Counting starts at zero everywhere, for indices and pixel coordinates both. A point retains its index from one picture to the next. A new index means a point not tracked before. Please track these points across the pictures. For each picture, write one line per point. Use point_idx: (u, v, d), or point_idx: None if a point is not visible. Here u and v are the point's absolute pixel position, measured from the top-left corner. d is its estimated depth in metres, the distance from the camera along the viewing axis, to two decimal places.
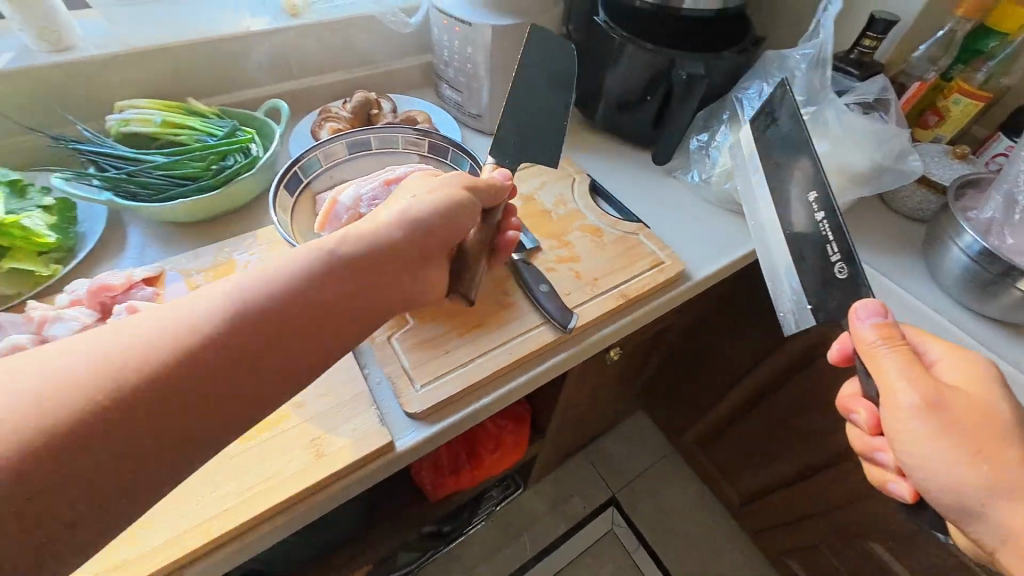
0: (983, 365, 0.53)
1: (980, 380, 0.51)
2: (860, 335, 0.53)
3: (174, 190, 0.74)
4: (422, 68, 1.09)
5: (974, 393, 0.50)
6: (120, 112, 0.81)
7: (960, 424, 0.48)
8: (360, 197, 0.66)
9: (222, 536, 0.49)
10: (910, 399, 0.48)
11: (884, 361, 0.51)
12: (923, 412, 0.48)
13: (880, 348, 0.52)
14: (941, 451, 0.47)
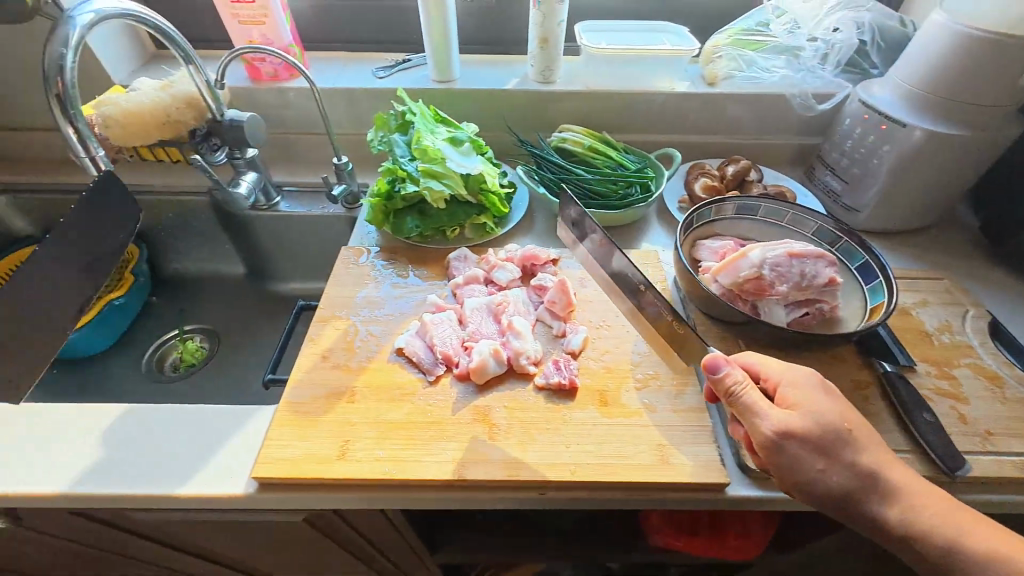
0: (799, 372, 0.59)
1: (806, 391, 0.57)
2: (720, 384, 0.57)
3: (586, 201, 0.94)
4: (796, 147, 1.12)
5: (799, 411, 0.56)
6: (561, 133, 1.06)
7: (810, 439, 0.55)
8: (765, 260, 0.68)
9: (583, 481, 0.60)
10: (768, 429, 0.55)
11: (751, 397, 0.56)
12: (778, 434, 0.55)
13: (736, 392, 0.57)
14: (820, 463, 0.54)
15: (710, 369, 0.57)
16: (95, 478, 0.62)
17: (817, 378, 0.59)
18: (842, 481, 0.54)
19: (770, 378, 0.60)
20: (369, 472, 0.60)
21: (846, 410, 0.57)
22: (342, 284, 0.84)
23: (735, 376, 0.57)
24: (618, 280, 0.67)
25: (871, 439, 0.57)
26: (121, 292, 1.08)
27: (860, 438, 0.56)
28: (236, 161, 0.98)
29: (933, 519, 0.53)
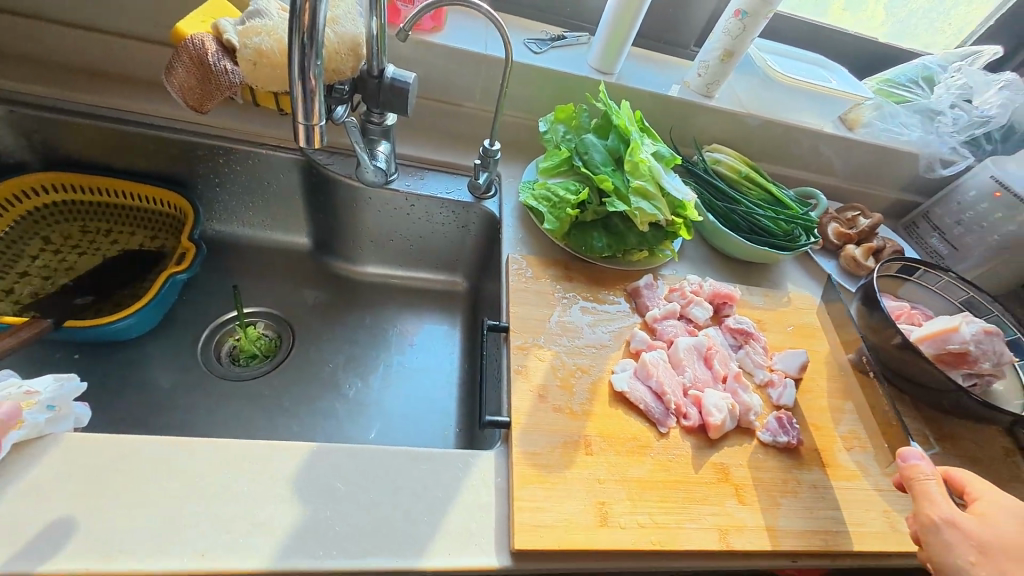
0: (1002, 499, 0.57)
1: (1002, 511, 0.55)
2: (904, 469, 0.59)
3: (752, 237, 0.92)
4: (896, 202, 1.18)
5: (995, 524, 0.54)
6: (712, 152, 1.01)
7: (987, 549, 0.52)
8: (974, 338, 0.72)
9: (834, 550, 0.60)
10: (937, 517, 0.54)
11: (932, 490, 0.57)
12: (945, 524, 0.54)
13: (914, 479, 0.58)
14: (974, 561, 0.52)
15: (898, 454, 0.60)
16: (304, 548, 0.48)
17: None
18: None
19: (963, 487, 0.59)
20: (639, 543, 0.54)
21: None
22: (523, 303, 0.73)
23: (921, 469, 0.58)
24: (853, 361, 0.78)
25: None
26: (185, 265, 0.84)
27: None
28: (369, 126, 0.80)
29: None
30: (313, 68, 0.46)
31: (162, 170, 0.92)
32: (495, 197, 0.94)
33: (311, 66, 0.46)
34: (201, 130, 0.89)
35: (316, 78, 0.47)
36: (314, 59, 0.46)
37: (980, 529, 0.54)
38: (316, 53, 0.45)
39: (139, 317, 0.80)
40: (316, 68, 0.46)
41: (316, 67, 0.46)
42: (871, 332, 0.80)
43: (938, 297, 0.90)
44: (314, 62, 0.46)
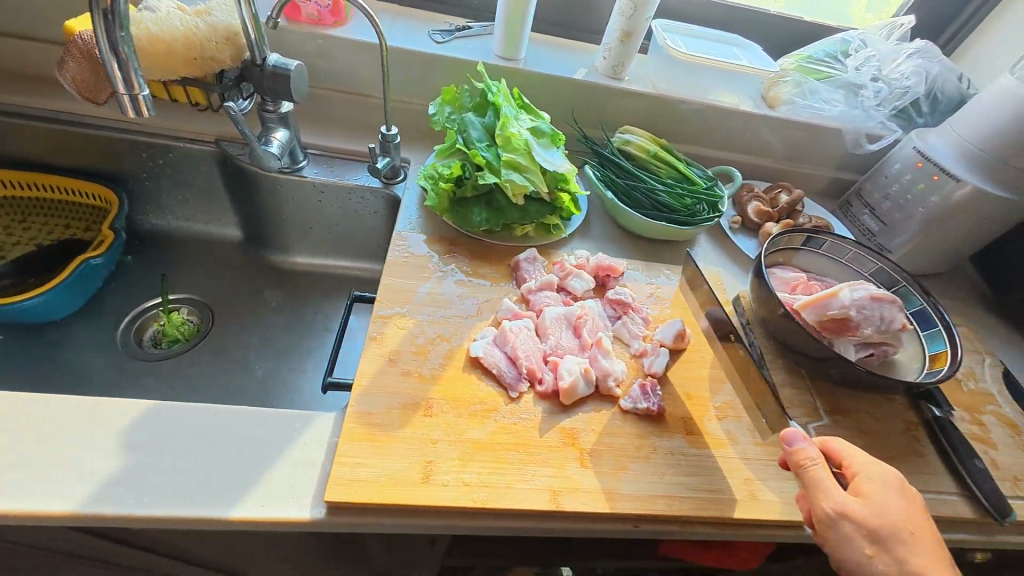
0: (879, 467, 0.58)
1: (881, 486, 0.56)
2: (793, 456, 0.56)
3: (653, 213, 0.91)
4: (831, 181, 1.15)
5: (877, 502, 0.55)
6: (622, 133, 1.01)
7: (874, 531, 0.53)
8: (853, 303, 0.70)
9: (678, 515, 0.59)
10: (829, 509, 0.53)
11: (821, 478, 0.54)
12: (838, 516, 0.53)
13: (805, 470, 0.55)
14: (863, 545, 0.53)
15: (785, 441, 0.56)
16: (118, 494, 0.51)
17: (893, 475, 0.58)
18: (881, 564, 0.53)
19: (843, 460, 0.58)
20: (460, 500, 0.54)
21: (908, 506, 0.56)
22: (396, 276, 0.75)
23: (809, 456, 0.55)
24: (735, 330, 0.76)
25: (915, 525, 0.55)
26: (100, 252, 0.92)
27: (908, 530, 0.55)
28: (266, 114, 0.84)
29: None
30: (119, 38, 0.49)
31: (93, 166, 0.98)
32: (403, 181, 0.96)
33: (117, 37, 0.49)
34: (122, 127, 0.95)
35: (125, 50, 0.50)
36: (119, 30, 0.49)
37: (864, 509, 0.54)
38: (119, 25, 0.48)
39: (51, 295, 0.87)
40: (122, 39, 0.49)
41: (122, 37, 0.49)
42: (762, 304, 0.77)
43: (850, 270, 0.86)
44: (119, 33, 0.49)
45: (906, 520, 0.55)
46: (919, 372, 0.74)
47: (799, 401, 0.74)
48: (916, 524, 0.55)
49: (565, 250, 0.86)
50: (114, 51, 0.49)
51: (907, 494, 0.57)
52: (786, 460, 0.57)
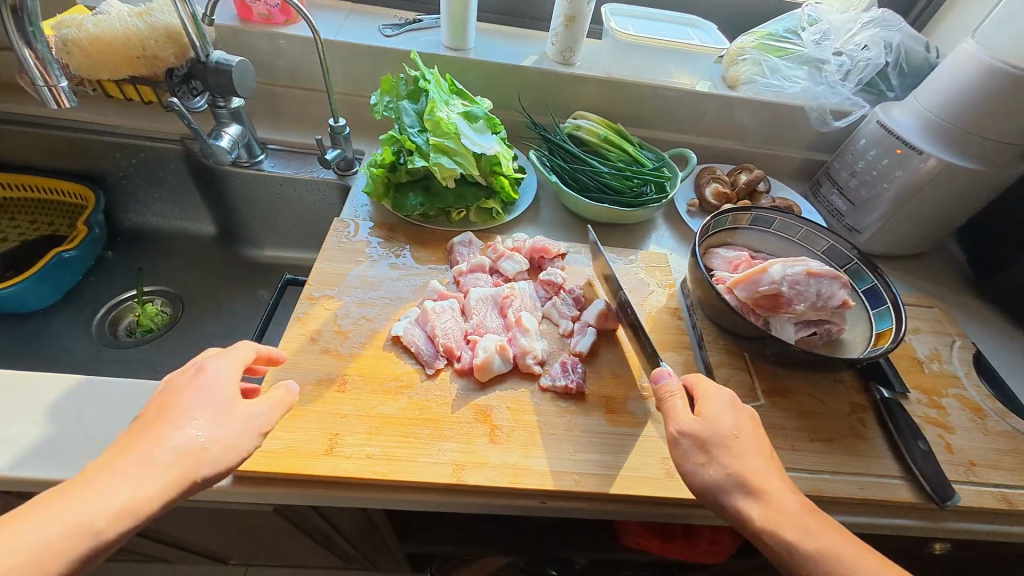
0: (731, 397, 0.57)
1: (725, 408, 0.55)
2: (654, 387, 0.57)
3: (598, 196, 0.90)
4: (803, 162, 1.11)
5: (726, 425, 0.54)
6: (575, 118, 1.00)
7: (710, 447, 0.52)
8: (785, 278, 0.67)
9: (586, 492, 0.58)
10: (674, 429, 0.53)
11: (671, 403, 0.55)
12: (680, 434, 0.53)
13: (660, 395, 0.56)
14: (700, 459, 0.52)
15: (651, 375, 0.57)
16: (36, 460, 0.54)
17: (735, 400, 0.57)
18: (718, 480, 0.51)
19: (691, 387, 0.58)
20: (358, 472, 0.55)
21: (751, 428, 0.55)
22: (330, 260, 0.76)
23: (669, 386, 0.56)
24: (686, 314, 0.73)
25: (760, 448, 0.54)
26: (73, 245, 0.98)
27: (748, 449, 0.53)
28: (217, 110, 0.88)
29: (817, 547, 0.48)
30: (34, 35, 0.57)
31: (75, 167, 1.04)
32: (356, 173, 0.99)
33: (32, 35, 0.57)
34: (97, 129, 1.01)
35: (41, 48, 0.58)
36: (34, 30, 0.57)
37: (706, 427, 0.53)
38: (32, 25, 0.57)
39: (28, 285, 0.92)
40: (36, 38, 0.57)
41: (36, 35, 0.57)
42: (697, 283, 0.75)
43: (803, 249, 0.82)
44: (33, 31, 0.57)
45: (746, 439, 0.54)
46: (864, 350, 0.71)
47: (734, 381, 0.71)
48: (759, 446, 0.54)
49: (506, 235, 0.86)
50: (32, 48, 0.58)
51: (751, 420, 0.56)
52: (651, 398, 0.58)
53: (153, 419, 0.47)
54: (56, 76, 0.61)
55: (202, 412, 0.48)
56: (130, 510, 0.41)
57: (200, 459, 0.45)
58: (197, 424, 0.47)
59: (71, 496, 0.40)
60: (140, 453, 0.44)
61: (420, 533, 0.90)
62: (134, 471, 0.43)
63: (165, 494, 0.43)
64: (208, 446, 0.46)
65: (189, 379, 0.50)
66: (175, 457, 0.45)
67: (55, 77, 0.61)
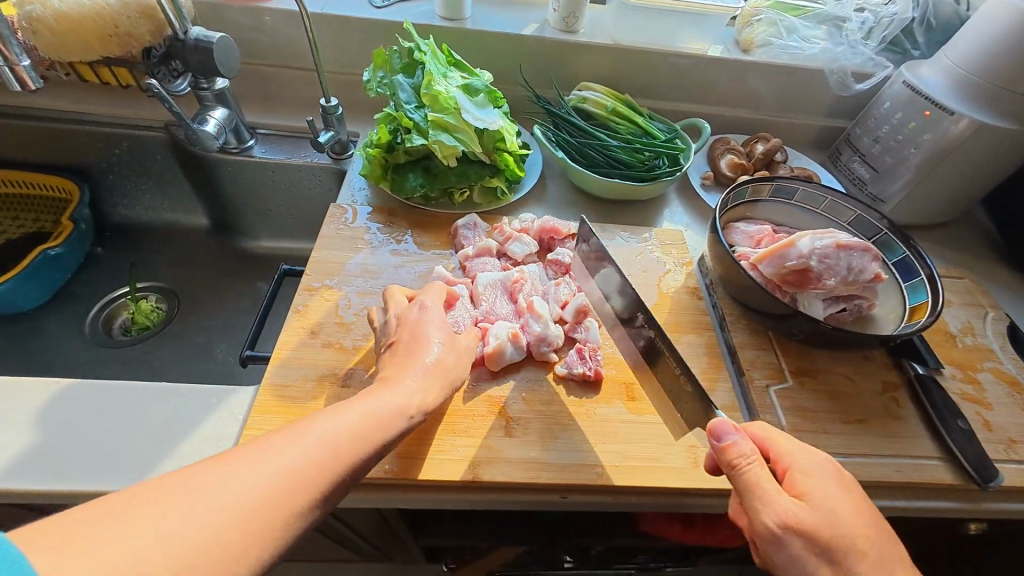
0: (808, 454, 0.48)
1: (817, 481, 0.45)
2: (727, 458, 0.46)
3: (607, 172, 0.86)
4: (820, 129, 1.05)
5: (823, 503, 0.44)
6: (580, 90, 0.95)
7: (828, 550, 0.43)
8: (814, 251, 0.63)
9: (609, 485, 0.55)
10: (771, 524, 0.43)
11: (760, 484, 0.44)
12: (787, 536, 0.43)
13: (739, 468, 0.45)
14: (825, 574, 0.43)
15: (717, 439, 0.46)
16: (24, 470, 0.51)
17: (830, 464, 0.48)
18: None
19: (777, 455, 0.48)
20: (368, 472, 0.52)
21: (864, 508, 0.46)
22: (329, 248, 0.72)
23: (746, 452, 0.46)
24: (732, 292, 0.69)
25: (878, 535, 0.45)
26: (60, 242, 0.94)
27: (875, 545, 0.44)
28: (201, 92, 0.84)
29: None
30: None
31: (57, 160, 1.00)
32: (351, 156, 0.94)
33: None
34: (78, 117, 0.96)
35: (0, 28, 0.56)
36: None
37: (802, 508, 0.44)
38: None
39: (15, 284, 0.88)
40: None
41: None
42: (717, 261, 0.70)
43: (826, 221, 0.78)
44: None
45: (869, 533, 0.44)
46: (897, 326, 0.67)
47: (759, 363, 0.67)
48: (877, 532, 0.45)
49: (512, 216, 0.82)
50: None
51: (854, 489, 0.47)
52: (721, 461, 0.47)
53: (406, 347, 0.55)
54: (16, 60, 0.59)
55: (446, 341, 0.56)
56: (315, 475, 0.40)
57: (444, 375, 0.53)
58: (383, 392, 0.48)
59: (256, 458, 0.38)
60: (316, 424, 0.43)
61: (433, 527, 0.87)
62: (321, 430, 0.42)
63: (342, 461, 0.42)
64: (399, 406, 0.48)
65: (421, 313, 0.58)
66: (356, 418, 0.44)
67: (16, 61, 0.59)
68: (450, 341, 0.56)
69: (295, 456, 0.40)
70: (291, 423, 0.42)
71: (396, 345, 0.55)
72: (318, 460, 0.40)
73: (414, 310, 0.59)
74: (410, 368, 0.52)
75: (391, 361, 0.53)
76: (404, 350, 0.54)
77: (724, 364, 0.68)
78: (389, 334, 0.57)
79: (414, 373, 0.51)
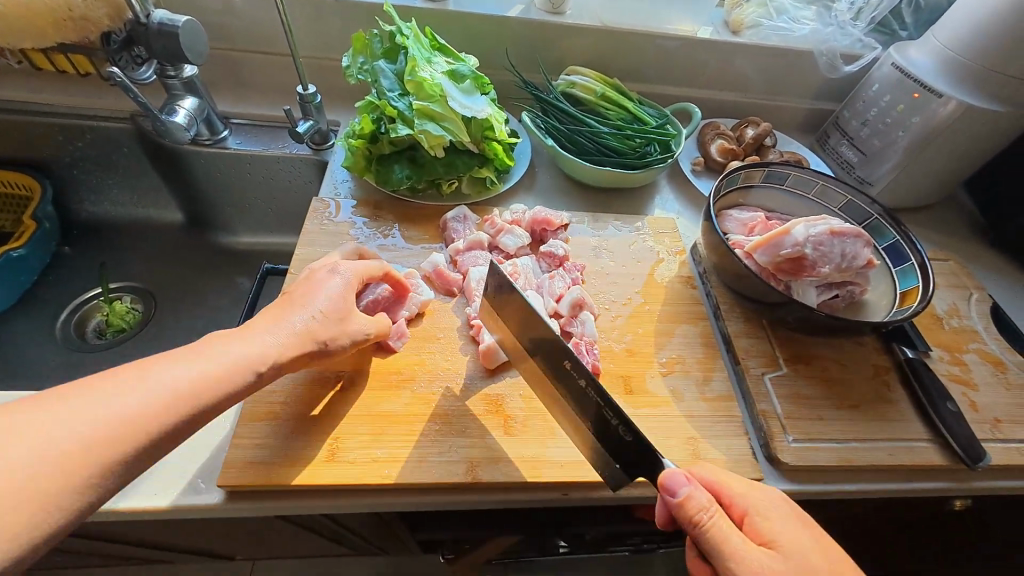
0: (763, 495, 0.47)
1: (776, 520, 0.45)
2: (682, 513, 0.44)
3: (599, 159, 0.84)
4: (809, 113, 1.05)
5: (790, 549, 0.43)
6: (568, 74, 0.92)
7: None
8: (809, 239, 0.63)
9: (610, 481, 0.54)
10: None
11: (723, 538, 0.43)
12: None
13: (702, 526, 0.44)
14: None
15: (669, 495, 0.44)
16: None
17: (783, 501, 0.47)
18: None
19: (733, 500, 0.47)
20: (365, 478, 0.51)
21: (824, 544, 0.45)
22: (313, 245, 0.69)
23: (705, 506, 0.44)
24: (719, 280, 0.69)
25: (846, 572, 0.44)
26: (22, 243, 0.89)
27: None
28: (168, 81, 0.80)
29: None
30: None
31: (14, 154, 0.93)
32: (332, 147, 0.90)
33: None
34: (32, 108, 0.90)
35: None
36: None
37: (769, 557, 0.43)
38: None
39: None
40: None
41: None
42: (711, 249, 0.70)
43: (818, 206, 0.78)
44: None
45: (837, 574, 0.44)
46: (889, 312, 0.67)
47: (754, 351, 0.67)
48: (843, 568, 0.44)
49: (502, 206, 0.80)
50: None
51: (809, 521, 0.47)
52: (683, 518, 0.44)
53: (288, 305, 0.52)
54: None
55: (328, 295, 0.53)
56: (140, 424, 0.39)
57: (315, 333, 0.51)
58: (236, 343, 0.47)
59: (77, 403, 0.38)
60: (147, 373, 0.42)
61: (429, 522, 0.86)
62: (147, 379, 0.41)
63: (168, 417, 0.41)
64: (250, 359, 0.46)
65: (322, 274, 0.55)
66: (191, 368, 0.43)
67: None
68: (333, 294, 0.54)
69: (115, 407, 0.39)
70: (123, 369, 0.42)
71: (284, 302, 0.53)
72: (142, 412, 0.39)
73: (312, 270, 0.56)
74: (278, 324, 0.50)
75: (267, 316, 0.51)
76: (285, 307, 0.52)
77: (721, 354, 0.68)
78: (289, 290, 0.55)
79: (281, 330, 0.49)
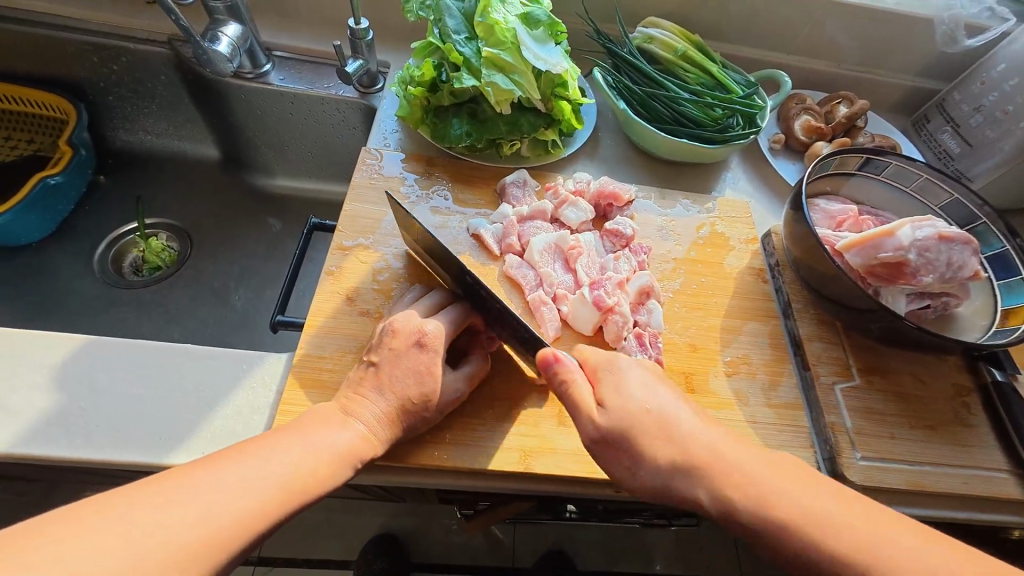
0: (619, 360, 0.49)
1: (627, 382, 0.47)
2: (551, 369, 0.48)
3: (673, 128, 0.75)
4: (908, 91, 0.93)
5: (663, 422, 0.45)
6: (646, 27, 0.82)
7: (636, 446, 0.44)
8: (914, 243, 0.57)
9: None
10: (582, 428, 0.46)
11: (580, 393, 0.47)
12: (598, 441, 0.46)
13: (564, 390, 0.47)
14: (637, 467, 0.44)
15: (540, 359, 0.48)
16: (47, 435, 0.47)
17: (637, 366, 0.50)
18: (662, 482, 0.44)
19: (587, 367, 0.50)
20: (416, 457, 0.49)
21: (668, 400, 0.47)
22: (362, 201, 0.64)
23: (568, 372, 0.48)
24: (811, 278, 0.63)
25: (735, 455, 0.43)
26: (60, 169, 0.86)
27: (736, 465, 0.43)
28: (211, 4, 0.74)
29: (871, 535, 0.38)
30: None
31: (49, 74, 0.88)
32: (382, 90, 0.83)
33: None
34: (66, 25, 0.84)
35: None
36: None
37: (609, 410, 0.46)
38: None
39: (15, 216, 0.81)
40: None
41: None
42: (795, 242, 0.63)
43: (914, 202, 0.69)
44: None
45: (729, 468, 0.43)
46: (985, 329, 0.61)
47: (826, 358, 0.62)
48: (689, 422, 0.46)
49: (564, 174, 0.74)
50: None
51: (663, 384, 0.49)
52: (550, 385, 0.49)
53: (376, 382, 0.48)
54: None
55: (414, 373, 0.49)
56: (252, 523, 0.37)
57: (405, 418, 0.48)
58: (330, 429, 0.45)
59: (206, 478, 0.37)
60: (248, 460, 0.39)
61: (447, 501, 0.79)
62: (250, 467, 0.39)
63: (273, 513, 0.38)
64: (344, 452, 0.44)
65: (407, 346, 0.50)
66: (292, 460, 0.41)
67: None
68: (421, 370, 0.49)
69: (224, 506, 0.36)
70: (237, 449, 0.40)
71: (373, 376, 0.49)
72: (250, 508, 0.37)
73: (394, 332, 0.50)
74: (368, 404, 0.47)
75: (356, 391, 0.48)
76: (373, 386, 0.48)
77: (789, 357, 0.63)
78: (374, 355, 0.50)
79: (371, 412, 0.47)
